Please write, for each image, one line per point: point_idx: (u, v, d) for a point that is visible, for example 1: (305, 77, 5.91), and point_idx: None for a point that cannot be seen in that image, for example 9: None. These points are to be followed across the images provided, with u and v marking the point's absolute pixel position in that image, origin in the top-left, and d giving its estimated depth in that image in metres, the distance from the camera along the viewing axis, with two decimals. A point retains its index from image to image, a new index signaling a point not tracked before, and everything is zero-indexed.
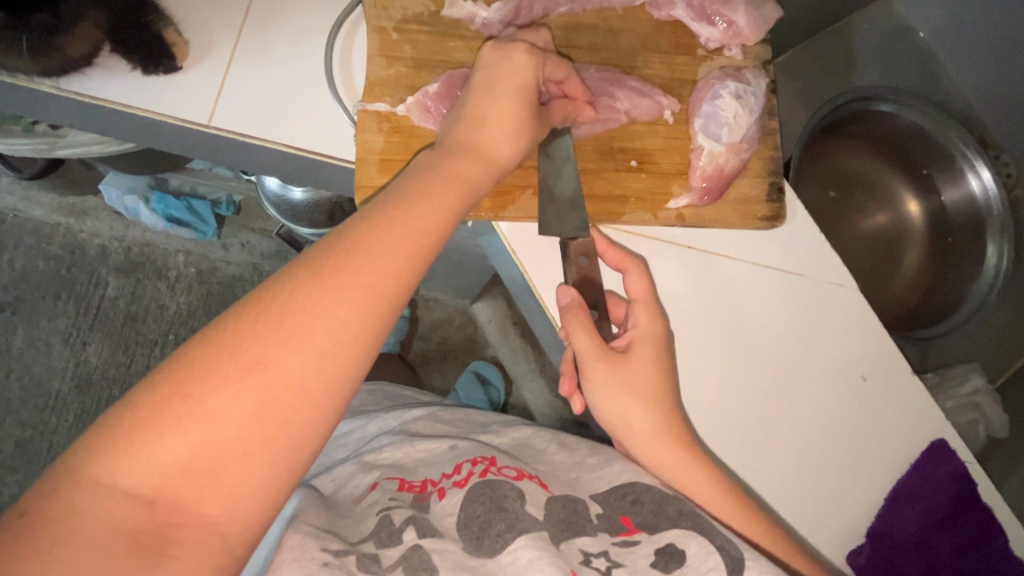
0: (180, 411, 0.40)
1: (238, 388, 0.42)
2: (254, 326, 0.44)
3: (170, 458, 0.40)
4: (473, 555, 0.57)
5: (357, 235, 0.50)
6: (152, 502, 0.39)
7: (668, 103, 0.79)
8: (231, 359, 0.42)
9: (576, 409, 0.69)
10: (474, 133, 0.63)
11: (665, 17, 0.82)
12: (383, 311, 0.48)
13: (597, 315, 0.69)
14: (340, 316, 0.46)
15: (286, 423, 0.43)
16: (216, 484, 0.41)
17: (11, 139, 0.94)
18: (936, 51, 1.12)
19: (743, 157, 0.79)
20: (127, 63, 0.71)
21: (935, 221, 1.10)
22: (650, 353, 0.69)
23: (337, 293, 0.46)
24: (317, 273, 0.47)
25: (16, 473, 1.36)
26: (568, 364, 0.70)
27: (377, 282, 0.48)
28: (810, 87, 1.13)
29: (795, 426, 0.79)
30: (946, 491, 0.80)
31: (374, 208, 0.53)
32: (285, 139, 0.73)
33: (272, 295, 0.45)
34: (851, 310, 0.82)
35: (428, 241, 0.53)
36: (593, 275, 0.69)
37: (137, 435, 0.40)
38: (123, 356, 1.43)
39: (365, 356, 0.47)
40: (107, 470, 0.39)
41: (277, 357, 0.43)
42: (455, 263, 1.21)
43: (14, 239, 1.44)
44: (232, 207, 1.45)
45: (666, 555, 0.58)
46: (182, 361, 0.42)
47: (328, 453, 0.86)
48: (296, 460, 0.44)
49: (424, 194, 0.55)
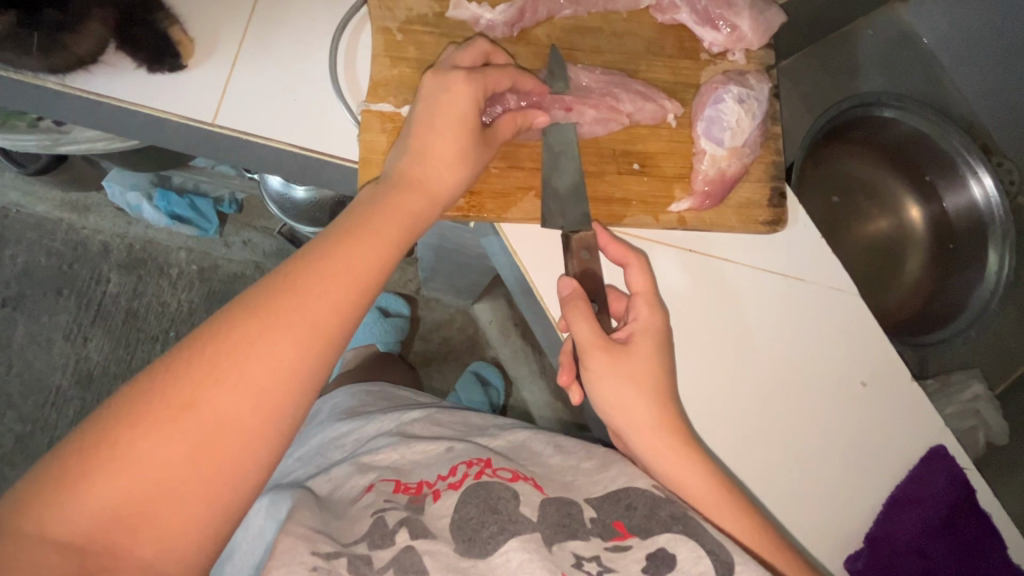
0: (110, 456, 0.41)
1: (172, 428, 0.42)
2: (188, 367, 0.44)
3: (100, 503, 0.40)
4: (465, 556, 0.57)
5: (296, 271, 0.51)
6: (82, 549, 0.39)
7: (671, 108, 0.80)
8: (162, 401, 0.43)
9: (573, 401, 0.71)
10: (421, 158, 0.65)
11: (669, 21, 0.82)
12: (322, 343, 0.49)
13: (597, 307, 0.69)
14: (276, 350, 0.47)
15: (222, 459, 0.44)
16: (150, 526, 0.41)
17: (16, 135, 0.94)
18: (940, 57, 1.12)
19: (745, 161, 0.80)
20: (133, 61, 0.71)
21: (936, 229, 1.11)
22: (649, 349, 0.68)
23: (274, 329, 0.47)
24: (254, 310, 0.48)
25: (15, 468, 1.36)
26: (568, 356, 0.72)
27: (317, 315, 0.49)
28: (813, 91, 1.12)
29: (789, 435, 0.79)
30: (944, 497, 0.80)
31: (315, 244, 0.54)
32: (288, 138, 0.73)
33: (206, 336, 0.46)
34: (848, 317, 0.82)
35: (371, 272, 0.54)
36: (595, 268, 0.69)
37: (65, 482, 0.40)
38: (124, 353, 1.43)
39: (306, 388, 0.48)
40: (33, 520, 0.38)
41: (212, 395, 0.44)
42: (457, 263, 1.22)
43: (16, 234, 1.44)
44: (235, 205, 1.46)
45: (657, 559, 0.58)
46: (115, 405, 0.42)
47: (323, 454, 0.84)
48: (236, 494, 0.45)
49: (367, 229, 0.57)
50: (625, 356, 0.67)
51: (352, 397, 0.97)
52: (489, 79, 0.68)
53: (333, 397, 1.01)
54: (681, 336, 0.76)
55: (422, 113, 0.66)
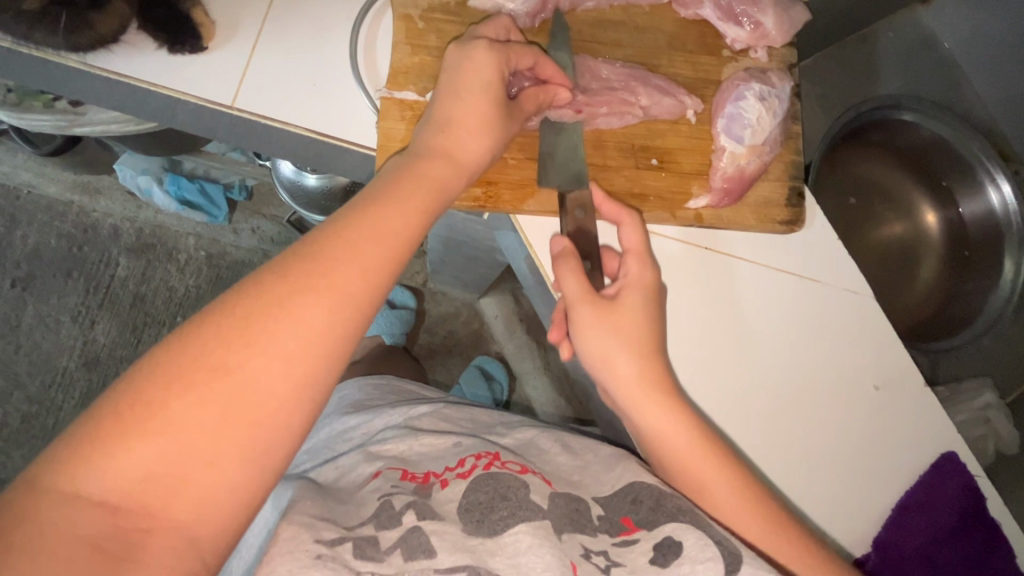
0: (143, 418, 0.41)
1: (204, 391, 0.42)
2: (219, 332, 0.44)
3: (136, 465, 0.40)
4: (473, 534, 0.57)
5: (323, 240, 0.51)
6: (119, 509, 0.39)
7: (691, 104, 0.79)
8: (195, 364, 0.43)
9: (564, 357, 0.72)
10: (444, 139, 0.64)
11: (692, 16, 0.82)
12: (351, 312, 0.49)
13: (590, 265, 0.70)
14: (306, 317, 0.47)
15: (254, 425, 0.44)
16: (184, 490, 0.41)
17: (32, 115, 0.94)
18: (960, 60, 1.11)
19: (764, 159, 0.79)
20: (154, 41, 0.71)
21: (953, 234, 1.10)
22: (637, 303, 0.68)
23: (303, 297, 0.47)
24: (284, 277, 0.48)
25: (21, 448, 1.37)
26: (559, 315, 0.72)
27: (345, 283, 0.49)
28: (834, 90, 1.11)
29: (802, 433, 0.78)
30: (954, 503, 0.80)
31: (342, 214, 0.54)
32: (307, 123, 0.73)
33: (237, 301, 0.46)
34: (862, 315, 0.82)
35: (397, 245, 0.54)
36: (588, 227, 0.70)
37: (99, 443, 0.39)
38: (130, 336, 1.44)
39: (334, 360, 0.48)
40: (68, 481, 0.38)
41: (243, 360, 0.44)
42: (466, 256, 1.21)
43: (27, 215, 1.45)
44: (245, 193, 1.47)
45: (664, 548, 0.58)
46: (147, 369, 0.42)
47: (331, 446, 0.83)
48: (263, 466, 0.44)
49: (393, 200, 0.57)
50: (611, 312, 0.67)
51: (359, 391, 0.96)
52: (512, 56, 0.68)
53: (342, 390, 1.01)
54: (690, 331, 0.76)
55: (447, 97, 0.66)
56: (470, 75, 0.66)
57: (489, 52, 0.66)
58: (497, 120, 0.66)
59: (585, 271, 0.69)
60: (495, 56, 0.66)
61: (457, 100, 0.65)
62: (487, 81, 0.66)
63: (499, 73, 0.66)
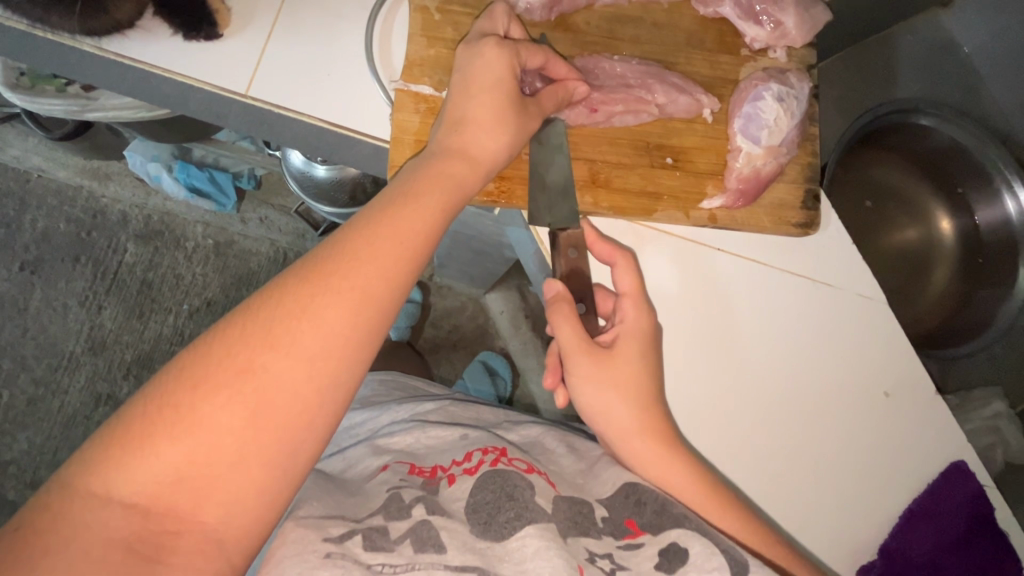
0: (170, 420, 0.41)
1: (231, 393, 0.43)
2: (245, 335, 0.45)
3: (164, 467, 0.40)
4: (481, 538, 0.56)
5: (346, 239, 0.51)
6: (147, 512, 0.39)
7: (708, 102, 0.78)
8: (221, 365, 0.43)
9: (560, 404, 0.71)
10: (465, 137, 0.64)
11: (711, 14, 0.81)
12: (374, 311, 0.49)
13: (583, 308, 0.69)
14: (329, 316, 0.47)
15: (280, 426, 0.44)
16: (211, 492, 0.41)
17: (44, 99, 0.94)
18: (979, 66, 1.05)
19: (781, 161, 0.78)
20: (169, 27, 0.71)
21: (965, 241, 1.09)
22: (633, 351, 0.68)
23: (327, 296, 0.47)
24: (307, 276, 0.48)
25: (26, 430, 1.38)
26: (553, 360, 0.71)
27: (368, 282, 0.49)
28: (846, 94, 1.12)
29: (816, 442, 0.78)
30: (961, 516, 0.79)
31: (363, 213, 0.54)
32: (321, 113, 0.73)
33: (261, 303, 0.46)
34: (878, 323, 0.81)
35: (419, 241, 0.54)
36: (581, 267, 0.69)
37: (127, 446, 0.40)
38: (137, 323, 1.44)
39: (357, 359, 0.48)
40: (100, 482, 0.39)
41: (267, 360, 0.44)
42: (474, 251, 1.21)
43: (37, 199, 1.45)
44: (254, 181, 1.47)
45: (669, 554, 0.57)
46: (175, 370, 0.43)
47: (338, 441, 0.84)
48: (289, 467, 0.44)
49: (413, 197, 0.56)
50: (605, 358, 0.67)
51: (365, 387, 0.96)
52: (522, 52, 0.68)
53: None
54: (700, 330, 0.76)
55: (457, 97, 0.66)
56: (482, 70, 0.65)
57: (500, 48, 0.66)
58: (515, 117, 0.65)
59: (580, 314, 0.68)
60: (506, 51, 0.66)
61: (474, 95, 0.65)
62: (496, 74, 0.65)
63: (511, 72, 0.66)
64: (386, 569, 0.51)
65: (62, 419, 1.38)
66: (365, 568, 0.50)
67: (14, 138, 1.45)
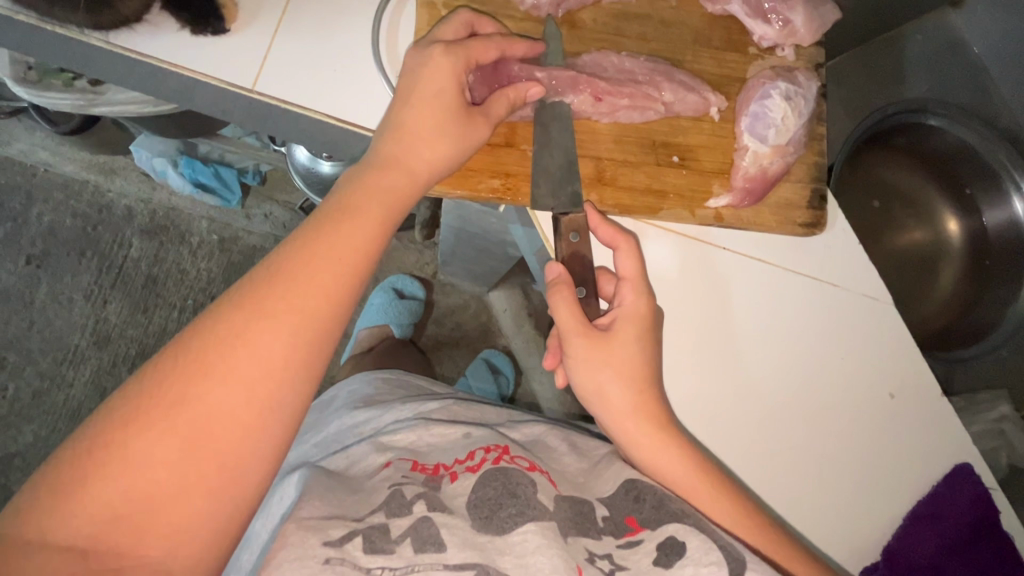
0: (104, 459, 0.42)
1: (165, 426, 0.44)
2: (178, 369, 0.46)
3: (100, 506, 0.42)
4: (481, 532, 0.56)
5: (280, 265, 0.52)
6: (87, 551, 0.41)
7: (715, 101, 0.78)
8: (154, 401, 0.44)
9: (559, 384, 0.74)
10: (400, 149, 0.64)
11: (719, 12, 0.80)
12: (311, 332, 0.50)
13: (583, 292, 0.70)
14: (264, 343, 0.48)
15: (220, 454, 0.45)
16: (154, 525, 0.43)
17: (51, 93, 0.94)
18: (988, 65, 1.03)
19: (788, 160, 0.78)
20: (176, 21, 0.71)
21: (973, 242, 1.08)
22: (633, 335, 0.67)
23: (260, 323, 0.49)
24: (240, 305, 0.49)
25: (31, 423, 1.38)
26: (555, 342, 0.73)
27: (304, 305, 0.51)
28: (855, 94, 1.10)
29: (812, 446, 0.77)
30: (967, 517, 0.78)
31: (297, 236, 0.55)
32: (327, 109, 0.73)
33: (191, 336, 0.48)
34: (878, 327, 0.80)
35: (356, 260, 0.55)
36: (583, 251, 0.70)
37: (66, 488, 0.42)
38: (142, 317, 1.45)
39: (298, 382, 0.49)
40: (37, 527, 0.40)
41: (202, 392, 0.45)
42: (479, 248, 1.20)
43: (44, 192, 1.46)
44: (258, 177, 1.49)
45: (666, 549, 0.58)
46: (111, 409, 0.44)
47: (340, 439, 0.82)
48: (236, 491, 0.46)
49: (350, 215, 0.57)
50: (604, 342, 0.67)
51: (368, 385, 0.96)
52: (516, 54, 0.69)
53: (348, 385, 1.00)
54: (703, 330, 0.75)
55: (451, 88, 0.65)
56: (428, 77, 0.65)
57: (447, 56, 0.65)
58: (456, 127, 0.65)
59: (580, 298, 0.69)
60: (455, 57, 0.65)
61: (411, 106, 0.64)
62: (440, 86, 0.65)
63: (458, 75, 0.66)
64: (385, 573, 0.52)
65: (67, 412, 1.39)
66: (363, 573, 0.51)
67: (20, 132, 1.45)
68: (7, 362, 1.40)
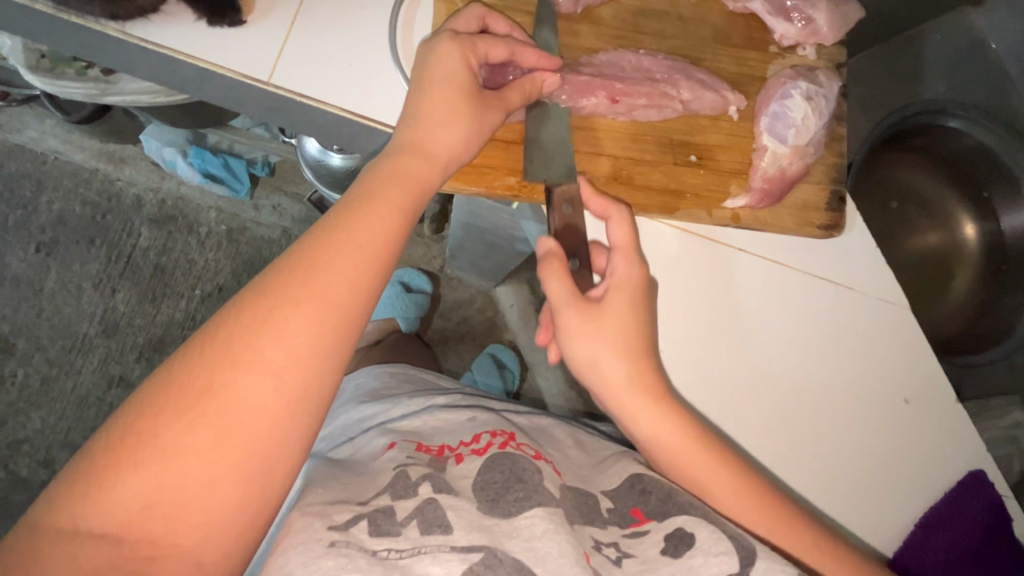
0: (136, 449, 0.42)
1: (195, 416, 0.44)
2: (207, 358, 0.46)
3: (132, 496, 0.41)
4: (488, 516, 0.55)
5: (303, 254, 0.52)
6: (119, 541, 0.40)
7: (734, 100, 0.77)
8: (183, 390, 0.44)
9: (551, 359, 0.72)
10: (420, 135, 0.63)
11: (740, 10, 0.80)
12: (337, 321, 0.50)
13: (576, 264, 0.66)
14: (291, 332, 0.48)
15: (250, 443, 0.45)
16: (185, 515, 0.42)
17: (63, 81, 0.93)
18: (1008, 64, 1.01)
19: (807, 161, 0.78)
20: (193, 12, 0.70)
21: (990, 246, 1.07)
22: (625, 305, 0.65)
23: (287, 311, 0.48)
24: (266, 293, 0.49)
25: (39, 410, 1.39)
26: (547, 317, 0.71)
27: (331, 293, 0.50)
28: (875, 94, 1.09)
29: (830, 446, 0.77)
30: (979, 524, 0.77)
31: (319, 226, 0.55)
32: (342, 102, 0.72)
33: (218, 327, 0.47)
34: (897, 327, 0.80)
35: (380, 249, 0.55)
36: (577, 222, 0.67)
37: (97, 477, 0.41)
38: (150, 307, 1.45)
39: (326, 371, 0.49)
40: (69, 518, 0.40)
41: (230, 380, 0.45)
42: (488, 243, 1.20)
43: (53, 180, 1.46)
44: (267, 168, 1.48)
45: (675, 538, 0.57)
46: (141, 400, 0.44)
47: (347, 433, 0.81)
48: (264, 482, 0.46)
49: (371, 203, 0.57)
50: (597, 315, 0.64)
51: (375, 378, 0.96)
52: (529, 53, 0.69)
53: (357, 378, 1.00)
54: (714, 330, 0.75)
55: (469, 84, 0.65)
56: (437, 65, 0.65)
57: (454, 41, 0.65)
58: (473, 116, 0.64)
59: (573, 271, 0.66)
60: (462, 45, 0.65)
61: (427, 94, 0.64)
62: (455, 79, 0.64)
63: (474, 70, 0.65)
64: (392, 554, 0.50)
65: (75, 400, 1.40)
66: (370, 554, 0.50)
67: (31, 120, 1.46)
68: (16, 349, 1.41)
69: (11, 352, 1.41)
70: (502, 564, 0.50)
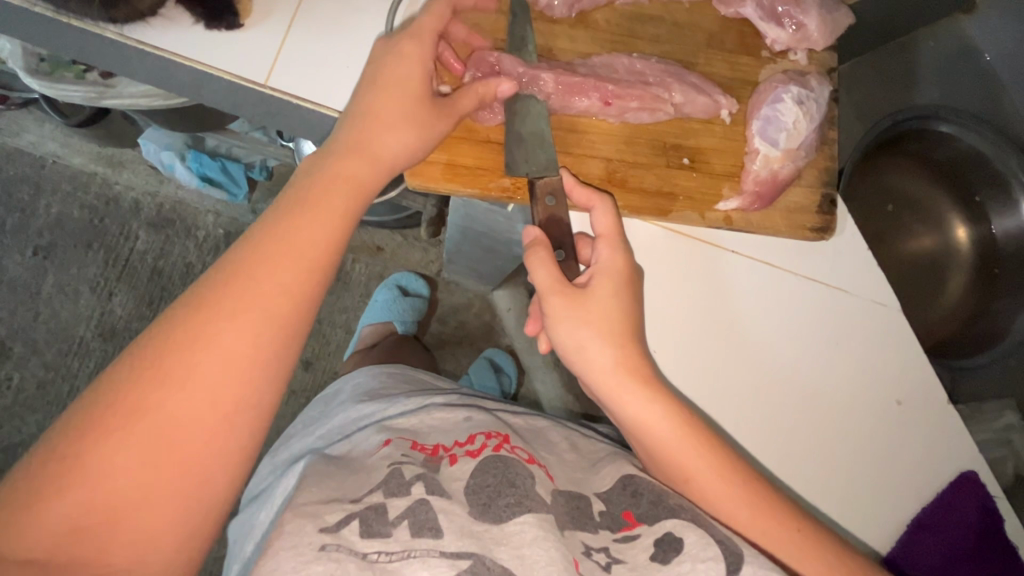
0: (66, 471, 0.44)
1: (123, 435, 0.45)
2: (134, 378, 0.46)
3: (61, 519, 0.43)
4: (479, 520, 0.55)
5: (238, 262, 0.52)
6: (47, 562, 0.42)
7: (725, 104, 0.78)
8: (109, 410, 0.45)
9: (542, 349, 0.71)
10: (364, 134, 0.62)
11: (733, 15, 0.81)
12: (272, 331, 0.51)
13: (563, 255, 0.68)
14: (224, 344, 0.49)
15: (183, 457, 0.46)
16: (118, 531, 0.44)
17: (63, 84, 0.93)
18: (999, 73, 1.01)
19: (798, 164, 0.79)
20: (192, 15, 0.71)
21: (983, 250, 1.08)
22: (608, 290, 0.65)
23: (217, 325, 0.49)
24: (197, 306, 0.49)
25: (35, 413, 1.39)
26: (535, 309, 0.71)
27: (264, 304, 0.51)
28: (866, 101, 1.12)
29: (812, 449, 0.77)
30: (972, 523, 0.78)
31: (255, 232, 0.54)
32: (339, 104, 0.73)
33: (148, 344, 0.48)
34: (880, 328, 0.80)
35: (317, 256, 0.55)
36: (560, 215, 0.68)
37: (28, 500, 0.43)
38: (146, 310, 1.45)
39: (261, 380, 0.50)
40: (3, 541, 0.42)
41: (161, 397, 0.46)
42: (485, 247, 1.20)
43: (52, 184, 1.46)
44: (265, 172, 1.46)
45: (664, 544, 0.57)
46: (71, 421, 0.45)
47: (343, 432, 0.81)
48: (202, 494, 0.48)
49: (310, 208, 0.56)
50: (582, 299, 0.64)
51: (373, 378, 0.95)
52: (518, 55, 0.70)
53: (354, 379, 1.00)
54: (707, 331, 0.75)
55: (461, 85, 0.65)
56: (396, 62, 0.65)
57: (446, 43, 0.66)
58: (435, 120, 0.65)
59: (560, 261, 0.68)
60: None
61: (376, 91, 0.64)
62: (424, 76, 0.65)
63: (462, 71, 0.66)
64: (382, 557, 0.51)
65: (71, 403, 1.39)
66: (360, 558, 0.50)
67: (30, 124, 1.46)
68: (12, 352, 1.41)
69: (7, 355, 1.40)
70: (488, 570, 0.51)
